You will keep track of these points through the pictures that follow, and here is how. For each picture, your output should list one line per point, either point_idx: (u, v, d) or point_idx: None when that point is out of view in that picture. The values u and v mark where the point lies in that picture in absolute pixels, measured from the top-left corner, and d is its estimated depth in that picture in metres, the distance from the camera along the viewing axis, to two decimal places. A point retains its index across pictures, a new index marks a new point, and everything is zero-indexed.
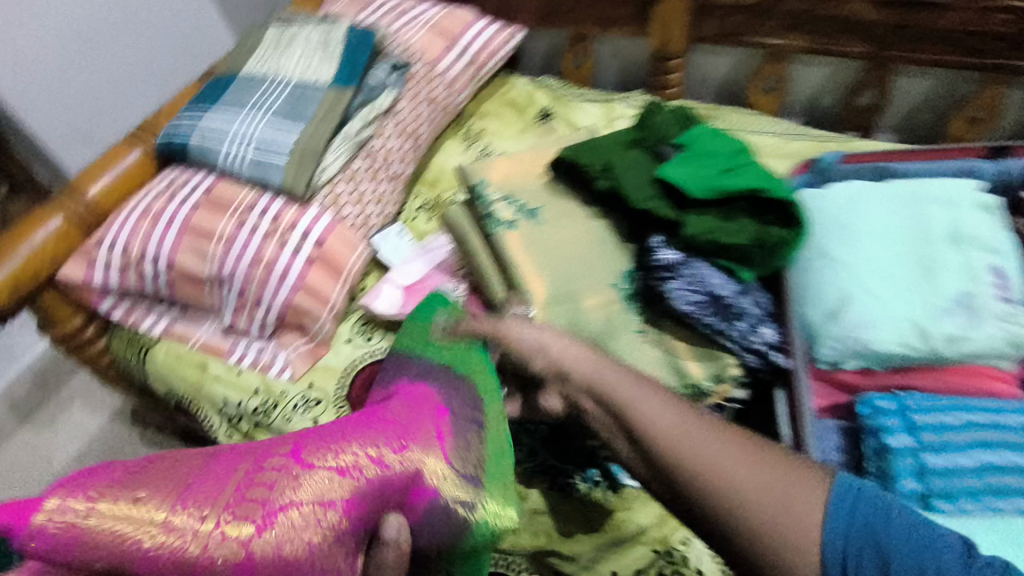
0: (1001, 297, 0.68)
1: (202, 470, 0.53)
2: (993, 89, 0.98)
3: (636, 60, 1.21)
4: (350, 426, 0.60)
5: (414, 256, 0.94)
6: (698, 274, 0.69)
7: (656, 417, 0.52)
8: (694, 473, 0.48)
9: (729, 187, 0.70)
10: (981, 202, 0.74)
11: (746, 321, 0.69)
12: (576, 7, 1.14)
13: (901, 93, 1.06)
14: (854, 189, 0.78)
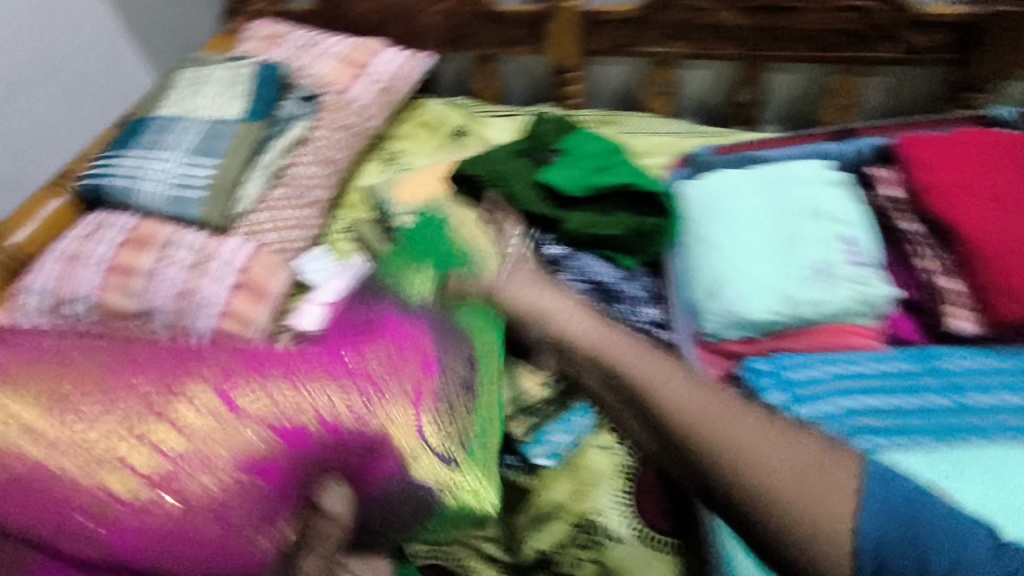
0: (852, 261, 0.77)
1: (250, 359, 0.68)
2: (851, 80, 1.09)
3: (536, 75, 1.34)
4: (344, 347, 0.69)
5: (335, 274, 0.97)
6: (584, 267, 0.82)
7: (700, 412, 0.64)
8: (749, 477, 0.59)
9: (600, 185, 0.84)
10: (832, 179, 0.83)
11: (629, 303, 0.81)
12: (479, 30, 1.23)
13: (776, 88, 1.17)
14: (725, 179, 0.87)
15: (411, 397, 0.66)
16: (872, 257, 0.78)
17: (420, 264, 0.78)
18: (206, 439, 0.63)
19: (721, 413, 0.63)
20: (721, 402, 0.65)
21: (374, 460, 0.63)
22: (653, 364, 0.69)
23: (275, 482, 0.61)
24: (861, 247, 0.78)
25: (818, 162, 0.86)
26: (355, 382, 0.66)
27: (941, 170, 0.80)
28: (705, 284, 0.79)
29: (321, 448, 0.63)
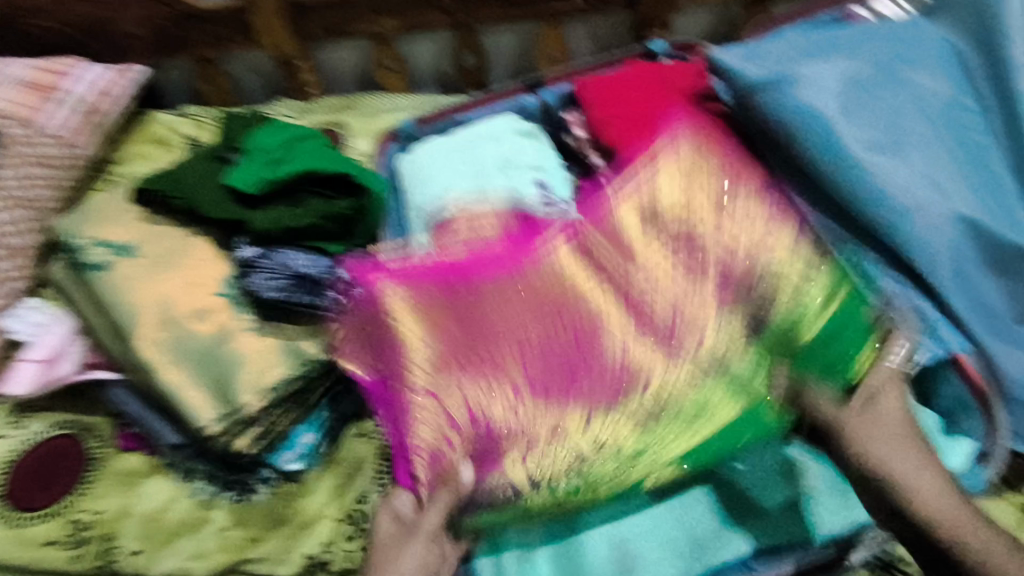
0: (545, 202, 0.84)
1: (563, 312, 0.69)
2: (552, 31, 1.23)
3: (268, 71, 1.32)
4: (557, 384, 0.66)
5: (36, 331, 0.88)
6: (284, 257, 0.76)
7: (925, 495, 0.57)
8: (950, 529, 0.56)
9: (281, 177, 0.78)
10: (519, 131, 0.92)
11: (335, 290, 0.77)
12: (187, 35, 1.19)
13: (493, 48, 1.29)
14: (430, 146, 0.93)
15: (586, 420, 0.65)
16: (562, 195, 0.86)
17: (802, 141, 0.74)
18: (526, 411, 0.65)
19: (913, 467, 0.59)
20: (934, 476, 0.59)
21: (487, 461, 0.65)
22: (900, 441, 0.61)
23: (489, 449, 0.65)
24: (554, 189, 0.87)
25: (510, 118, 0.94)
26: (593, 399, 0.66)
27: (608, 105, 0.92)
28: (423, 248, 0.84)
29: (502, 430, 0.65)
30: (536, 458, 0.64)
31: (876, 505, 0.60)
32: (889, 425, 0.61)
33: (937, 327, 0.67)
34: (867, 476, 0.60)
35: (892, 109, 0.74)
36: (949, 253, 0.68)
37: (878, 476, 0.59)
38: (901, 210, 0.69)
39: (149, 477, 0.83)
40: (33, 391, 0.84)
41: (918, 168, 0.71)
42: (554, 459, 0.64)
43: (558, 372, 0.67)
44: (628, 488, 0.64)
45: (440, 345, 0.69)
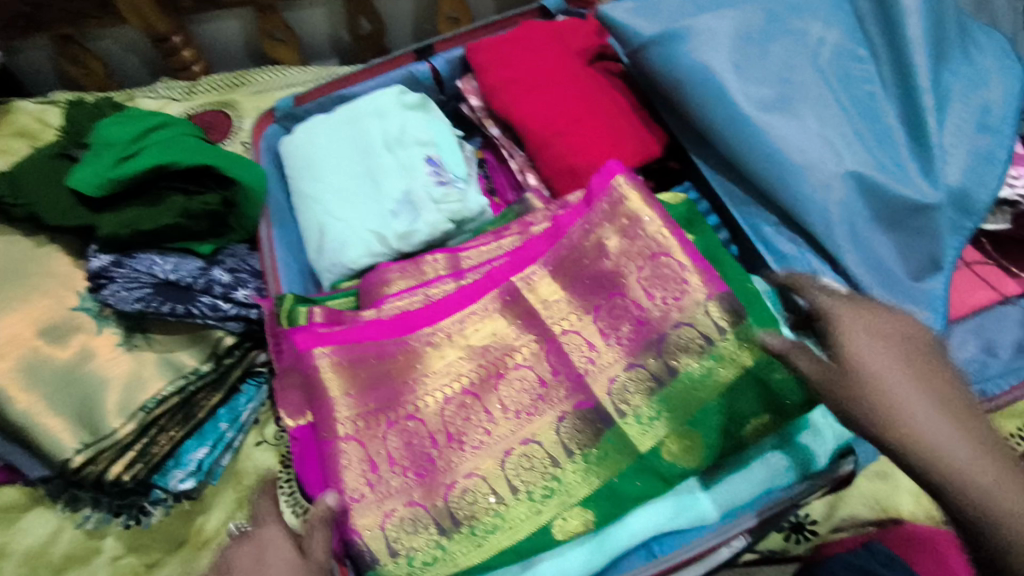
0: (437, 181, 0.83)
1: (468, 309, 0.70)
2: None
3: (144, 47, 1.23)
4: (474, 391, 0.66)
5: None
6: (148, 262, 0.72)
7: (930, 424, 0.44)
8: (989, 501, 0.42)
9: (129, 173, 0.71)
10: (407, 105, 0.89)
11: (210, 294, 0.73)
12: (41, 13, 1.05)
13: (391, 15, 1.22)
14: (313, 126, 0.90)
15: (519, 448, 0.64)
16: (453, 171, 0.85)
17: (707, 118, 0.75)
18: (473, 461, 0.63)
19: (931, 396, 0.46)
20: (958, 406, 0.45)
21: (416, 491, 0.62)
22: (901, 331, 0.50)
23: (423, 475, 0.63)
24: (447, 164, 0.86)
25: (394, 89, 0.90)
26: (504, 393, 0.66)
27: (501, 68, 0.89)
28: (313, 239, 0.84)
29: (429, 448, 0.64)
30: (457, 497, 0.62)
31: (859, 421, 0.47)
32: (895, 342, 0.49)
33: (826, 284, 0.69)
34: (853, 390, 0.48)
35: (782, 61, 0.74)
36: (841, 209, 0.69)
37: (859, 389, 0.47)
38: (793, 168, 0.70)
39: (29, 510, 0.76)
40: None
41: (810, 123, 0.71)
42: (474, 504, 0.62)
43: (475, 381, 0.66)
44: (542, 541, 0.62)
45: (366, 403, 0.66)
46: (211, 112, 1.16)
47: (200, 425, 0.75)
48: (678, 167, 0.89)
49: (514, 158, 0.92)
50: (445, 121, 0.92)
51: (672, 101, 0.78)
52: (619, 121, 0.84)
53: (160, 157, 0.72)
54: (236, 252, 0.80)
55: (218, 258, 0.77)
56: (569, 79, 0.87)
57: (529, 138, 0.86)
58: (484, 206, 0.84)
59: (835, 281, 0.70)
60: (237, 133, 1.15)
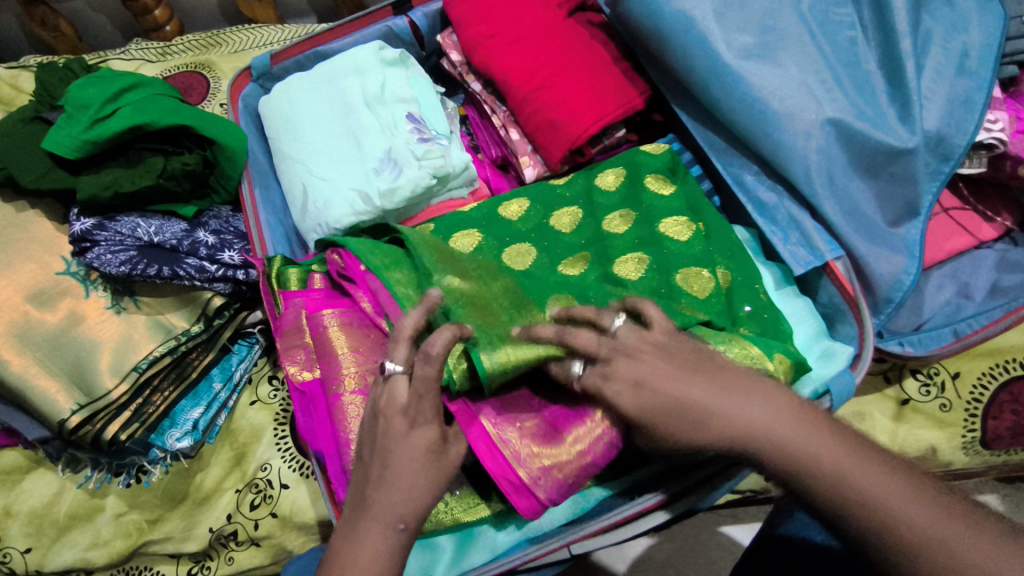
0: (419, 139, 0.84)
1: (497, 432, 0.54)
2: None
3: (116, 7, 1.20)
4: (491, 461, 0.53)
5: None
6: (132, 225, 0.73)
7: (632, 368, 0.47)
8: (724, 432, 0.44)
9: (106, 135, 0.71)
10: (386, 61, 0.88)
11: (196, 256, 0.74)
12: None
13: None
14: (293, 86, 0.90)
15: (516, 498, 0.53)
16: (434, 129, 0.86)
17: (691, 66, 0.74)
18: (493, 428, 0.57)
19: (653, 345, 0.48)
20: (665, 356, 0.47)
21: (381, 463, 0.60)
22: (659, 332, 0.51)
23: None
24: (428, 122, 0.87)
25: (373, 44, 0.89)
26: (505, 477, 0.53)
27: (482, 22, 0.88)
28: (298, 200, 0.85)
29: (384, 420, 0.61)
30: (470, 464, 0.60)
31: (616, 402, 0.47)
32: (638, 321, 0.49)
33: (806, 231, 0.70)
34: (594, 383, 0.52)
35: (763, 8, 0.73)
36: (820, 157, 0.69)
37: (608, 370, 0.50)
38: (772, 116, 0.70)
39: (31, 471, 0.78)
40: None
41: (791, 71, 0.71)
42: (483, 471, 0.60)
43: (494, 458, 0.53)
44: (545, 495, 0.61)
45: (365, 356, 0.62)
46: (188, 74, 1.15)
47: (194, 385, 0.77)
48: (662, 119, 0.89)
49: (496, 113, 0.91)
50: (424, 77, 0.92)
51: (654, 49, 0.78)
52: (600, 74, 0.84)
53: (132, 120, 0.72)
54: (218, 215, 0.81)
55: (202, 220, 0.79)
56: (549, 33, 0.86)
57: (509, 93, 0.86)
58: (466, 162, 0.86)
59: (815, 228, 0.70)
60: (215, 94, 1.13)
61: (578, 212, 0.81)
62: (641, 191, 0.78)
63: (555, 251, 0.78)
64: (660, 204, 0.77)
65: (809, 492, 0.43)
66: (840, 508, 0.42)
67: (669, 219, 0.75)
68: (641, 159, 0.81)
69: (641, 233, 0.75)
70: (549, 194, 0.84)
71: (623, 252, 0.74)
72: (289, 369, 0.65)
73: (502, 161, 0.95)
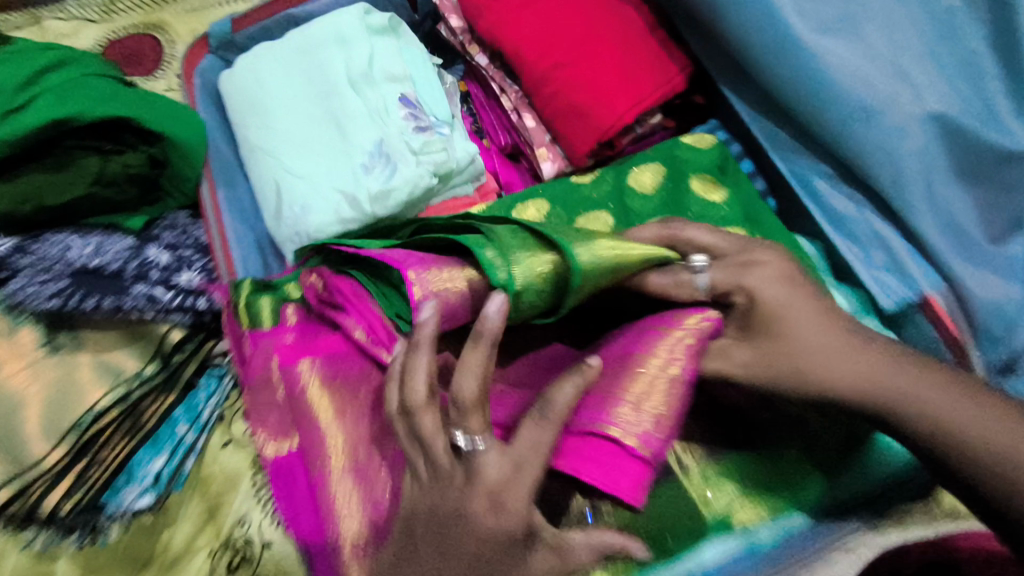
0: (416, 128, 0.70)
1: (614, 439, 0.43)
2: None
3: None
4: (610, 467, 0.43)
5: None
6: (60, 248, 0.59)
7: (764, 288, 0.49)
8: (841, 363, 0.46)
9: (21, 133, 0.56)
10: (372, 30, 0.73)
11: (146, 282, 0.60)
12: None
13: None
14: (259, 61, 0.74)
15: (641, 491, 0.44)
16: (432, 114, 0.72)
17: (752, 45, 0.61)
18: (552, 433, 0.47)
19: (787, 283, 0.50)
20: (795, 287, 0.50)
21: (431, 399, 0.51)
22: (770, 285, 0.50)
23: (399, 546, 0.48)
24: (425, 106, 0.72)
25: (356, 8, 0.73)
26: (629, 478, 0.43)
27: None
28: (269, 203, 0.70)
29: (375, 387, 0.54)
30: None
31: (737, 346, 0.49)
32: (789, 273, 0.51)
33: (893, 250, 0.58)
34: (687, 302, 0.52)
35: None
36: (916, 160, 0.56)
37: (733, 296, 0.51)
38: (856, 107, 0.57)
39: None
40: None
41: (880, 48, 0.57)
42: None
43: (616, 467, 0.43)
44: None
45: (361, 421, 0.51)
46: (139, 38, 1.00)
47: (154, 432, 0.64)
48: (705, 102, 0.74)
49: (504, 94, 0.76)
50: (418, 48, 0.77)
51: (707, 17, 0.63)
52: (636, 45, 0.69)
53: (64, 111, 0.58)
54: (175, 223, 0.68)
55: (152, 233, 0.65)
56: None
57: (522, 70, 0.71)
58: (472, 156, 0.72)
59: (904, 247, 0.58)
60: (170, 64, 0.99)
61: (609, 217, 0.68)
62: (686, 196, 0.65)
63: None
64: (710, 216, 0.64)
65: (916, 432, 0.44)
66: (954, 451, 0.42)
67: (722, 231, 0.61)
68: (684, 155, 0.68)
69: None
70: (570, 194, 0.70)
71: None
72: (259, 438, 0.53)
73: (512, 150, 0.80)
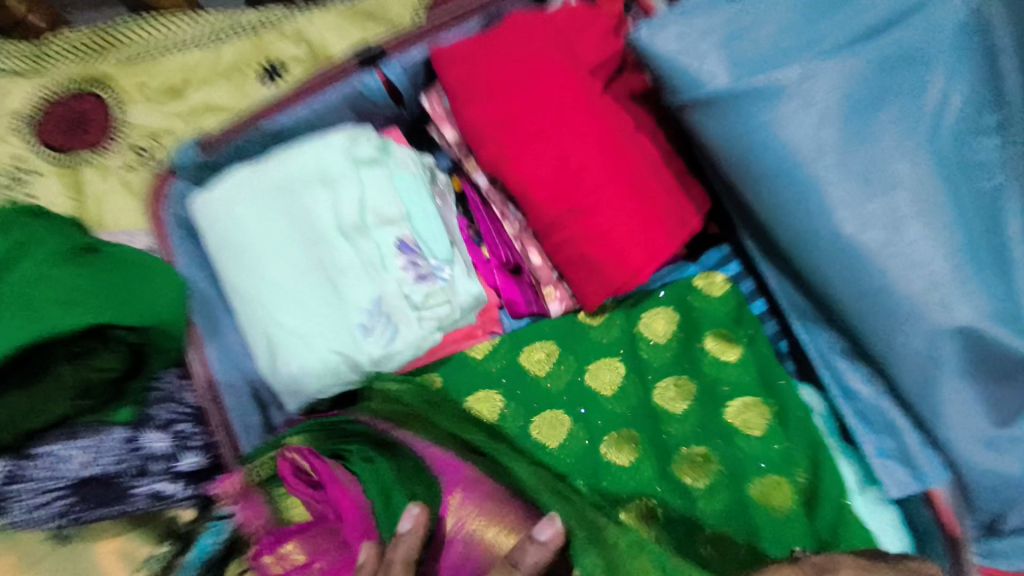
0: (416, 276, 0.66)
1: None
2: None
3: None
4: None
5: None
6: (50, 462, 0.56)
7: None
8: None
9: None
10: (359, 161, 0.67)
11: (148, 477, 0.60)
12: None
13: None
14: (235, 193, 0.66)
15: None
16: (432, 255, 0.67)
17: (782, 214, 0.57)
18: None
19: None
20: None
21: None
22: None
23: None
24: (427, 247, 0.68)
25: (342, 136, 0.67)
26: None
27: (488, 100, 0.64)
28: (263, 356, 0.67)
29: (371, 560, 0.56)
30: None
31: None
32: None
33: (906, 443, 0.59)
34: None
35: (890, 145, 0.54)
36: (936, 364, 0.55)
37: None
38: (886, 303, 0.55)
39: None
40: None
41: (922, 247, 0.53)
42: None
43: None
44: None
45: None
46: (78, 96, 0.89)
47: None
48: (718, 230, 0.73)
49: (508, 223, 0.73)
50: (411, 165, 0.71)
51: (735, 174, 0.59)
52: (651, 188, 0.64)
53: (47, 321, 0.53)
54: (167, 392, 0.66)
55: (146, 414, 0.63)
56: (583, 124, 0.63)
57: (529, 209, 0.66)
58: (476, 296, 0.68)
59: (918, 442, 0.58)
60: (121, 129, 0.89)
61: (621, 366, 0.66)
62: (699, 356, 0.65)
63: (593, 427, 0.64)
64: (730, 380, 0.63)
65: None
66: None
67: (736, 401, 0.62)
68: (698, 304, 0.67)
69: (702, 420, 0.62)
70: (579, 340, 0.69)
71: (683, 443, 0.61)
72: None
73: (514, 265, 0.74)
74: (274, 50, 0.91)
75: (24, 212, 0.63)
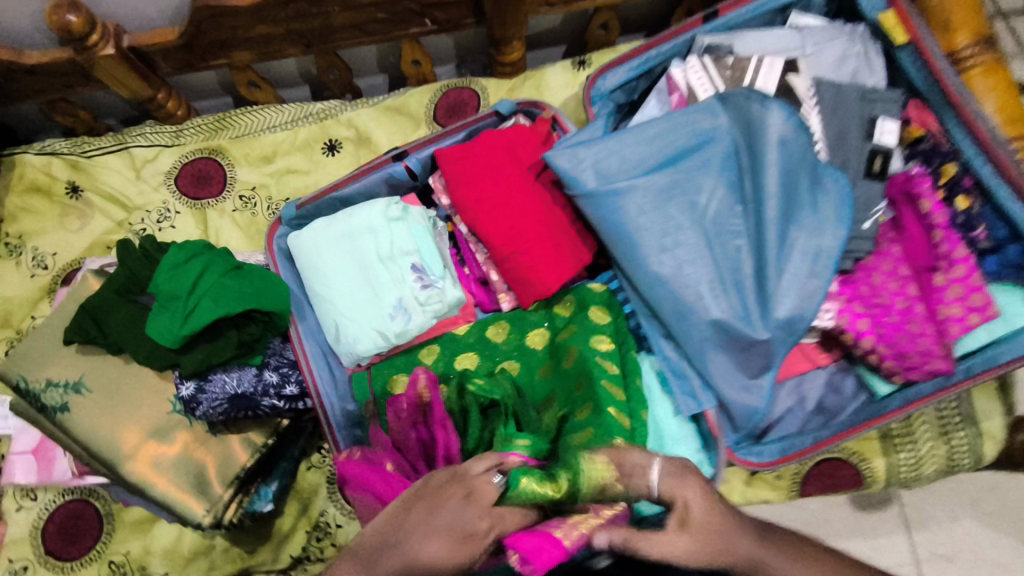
0: (422, 285, 1.12)
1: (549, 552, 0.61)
2: (411, 47, 1.24)
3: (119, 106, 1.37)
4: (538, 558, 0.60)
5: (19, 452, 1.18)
6: (220, 383, 1.04)
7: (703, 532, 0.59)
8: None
9: (187, 333, 0.99)
10: (389, 217, 1.13)
11: (267, 396, 1.06)
12: (31, 84, 1.15)
13: (361, 58, 1.35)
14: (317, 235, 1.13)
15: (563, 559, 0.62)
16: (432, 274, 1.13)
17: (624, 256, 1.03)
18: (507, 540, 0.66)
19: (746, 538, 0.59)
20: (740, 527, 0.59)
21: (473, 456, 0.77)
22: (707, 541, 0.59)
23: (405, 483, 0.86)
24: (429, 268, 1.13)
25: (380, 204, 1.13)
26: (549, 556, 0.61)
27: (465, 185, 1.11)
28: (331, 332, 1.13)
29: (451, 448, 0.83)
30: None
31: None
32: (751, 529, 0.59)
33: (694, 387, 1.04)
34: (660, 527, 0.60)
35: (678, 222, 1.00)
36: (703, 341, 1.00)
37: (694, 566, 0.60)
38: (676, 308, 1.00)
39: (156, 522, 1.19)
40: (42, 476, 1.16)
41: (694, 278, 0.98)
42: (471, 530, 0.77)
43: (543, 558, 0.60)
44: None
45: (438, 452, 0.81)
46: (203, 160, 1.36)
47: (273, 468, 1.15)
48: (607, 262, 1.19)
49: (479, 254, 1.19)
50: (423, 218, 1.16)
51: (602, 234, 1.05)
52: (558, 238, 1.09)
53: (210, 312, 0.99)
54: (278, 350, 1.11)
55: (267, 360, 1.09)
56: (520, 200, 1.09)
57: (489, 247, 1.12)
58: (458, 298, 1.13)
59: (700, 386, 1.04)
60: (232, 184, 1.37)
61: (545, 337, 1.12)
62: None
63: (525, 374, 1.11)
64: None
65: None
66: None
67: None
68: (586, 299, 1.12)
69: None
70: (520, 320, 1.14)
71: None
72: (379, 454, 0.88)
73: (483, 279, 1.20)
74: (332, 132, 1.37)
75: (208, 244, 1.10)
